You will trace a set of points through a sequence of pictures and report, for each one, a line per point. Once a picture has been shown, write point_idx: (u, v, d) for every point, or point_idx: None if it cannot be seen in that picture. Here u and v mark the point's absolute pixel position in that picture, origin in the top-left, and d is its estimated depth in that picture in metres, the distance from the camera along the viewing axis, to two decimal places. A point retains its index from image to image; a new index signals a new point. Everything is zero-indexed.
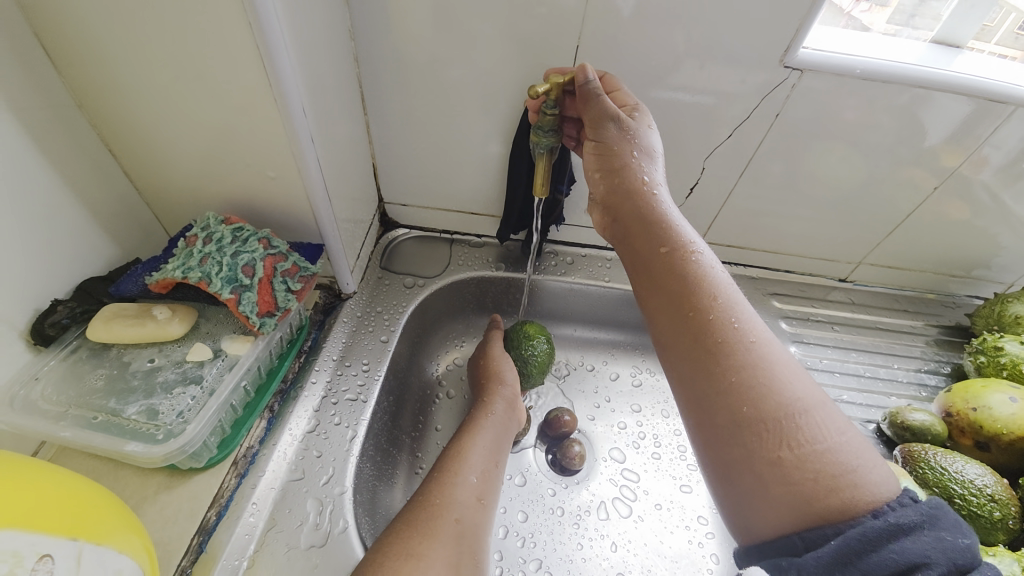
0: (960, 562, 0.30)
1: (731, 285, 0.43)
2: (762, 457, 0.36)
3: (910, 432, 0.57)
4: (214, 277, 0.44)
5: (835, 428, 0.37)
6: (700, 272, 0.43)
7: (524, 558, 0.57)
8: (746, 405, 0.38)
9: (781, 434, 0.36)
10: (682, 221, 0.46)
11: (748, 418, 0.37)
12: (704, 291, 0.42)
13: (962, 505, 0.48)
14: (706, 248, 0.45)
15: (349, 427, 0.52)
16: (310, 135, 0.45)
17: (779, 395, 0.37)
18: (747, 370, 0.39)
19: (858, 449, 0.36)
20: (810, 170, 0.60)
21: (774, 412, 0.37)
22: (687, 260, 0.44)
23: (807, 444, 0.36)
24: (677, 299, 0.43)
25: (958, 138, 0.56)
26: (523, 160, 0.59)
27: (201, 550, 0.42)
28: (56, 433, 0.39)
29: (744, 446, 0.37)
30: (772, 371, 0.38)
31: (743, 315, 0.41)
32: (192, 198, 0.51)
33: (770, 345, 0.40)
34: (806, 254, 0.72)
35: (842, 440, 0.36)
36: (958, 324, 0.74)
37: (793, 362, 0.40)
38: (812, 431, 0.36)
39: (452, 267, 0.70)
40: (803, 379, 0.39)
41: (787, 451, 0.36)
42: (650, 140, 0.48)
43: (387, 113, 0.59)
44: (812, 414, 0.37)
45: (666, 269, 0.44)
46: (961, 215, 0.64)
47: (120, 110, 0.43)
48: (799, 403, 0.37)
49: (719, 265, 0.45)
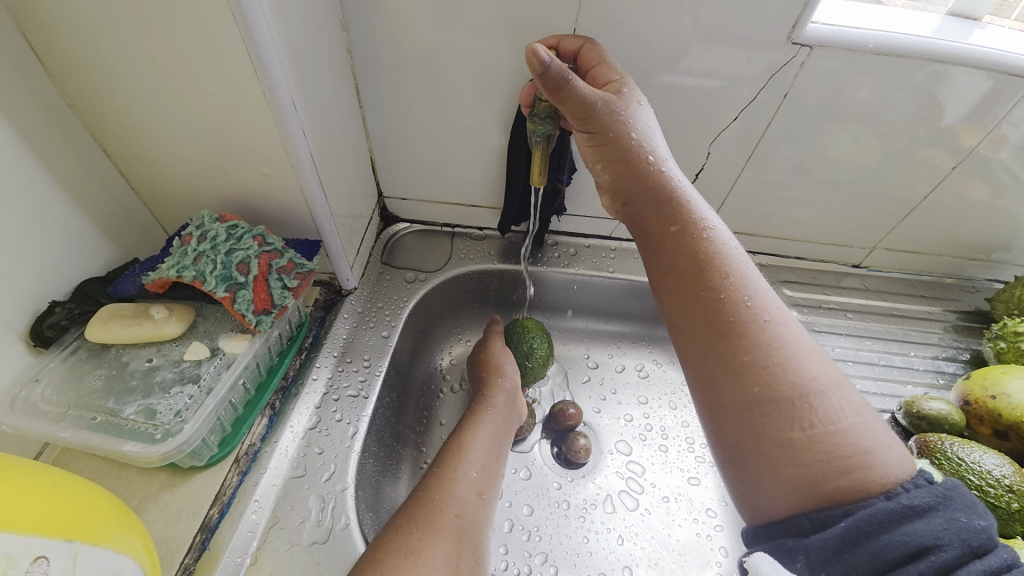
0: (974, 544, 0.29)
1: (745, 263, 0.42)
2: (774, 437, 0.36)
3: (926, 422, 0.55)
4: (208, 275, 0.44)
5: (850, 409, 0.36)
6: (713, 250, 0.42)
7: (529, 552, 0.57)
8: (758, 385, 0.37)
9: (794, 414, 0.36)
10: (695, 198, 0.45)
11: (759, 398, 0.37)
12: (717, 271, 0.41)
13: (979, 497, 0.47)
14: (721, 227, 0.44)
15: (351, 424, 0.52)
16: (301, 129, 0.44)
17: (792, 375, 0.37)
18: (759, 350, 0.38)
19: (873, 430, 0.35)
20: (820, 152, 0.58)
21: (786, 392, 0.37)
22: (700, 238, 0.43)
23: (821, 424, 0.35)
24: (688, 278, 0.42)
25: (976, 116, 0.53)
26: (521, 150, 0.58)
27: (203, 548, 0.42)
28: (55, 434, 0.39)
29: (754, 426, 0.37)
30: (785, 350, 0.38)
31: (757, 295, 0.40)
32: (188, 197, 0.51)
33: (785, 324, 0.40)
34: (817, 240, 0.70)
35: (858, 421, 0.36)
36: (977, 309, 0.71)
37: (809, 342, 0.39)
38: (826, 412, 0.36)
39: (454, 261, 0.69)
40: (819, 360, 0.38)
41: (799, 432, 0.35)
42: (653, 118, 0.46)
43: (383, 105, 0.58)
44: (828, 394, 0.36)
45: (677, 248, 0.44)
46: (980, 196, 0.61)
47: (112, 109, 0.43)
48: (813, 383, 0.37)
49: (732, 243, 0.44)
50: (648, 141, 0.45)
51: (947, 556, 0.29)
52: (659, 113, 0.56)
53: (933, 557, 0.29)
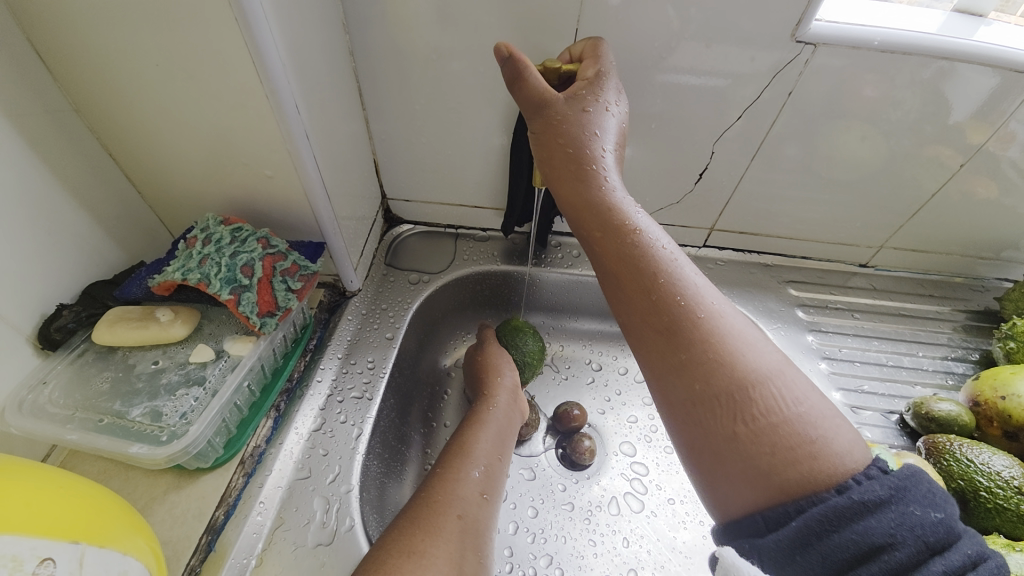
0: (930, 540, 0.30)
1: (677, 258, 0.42)
2: (720, 433, 0.36)
3: (935, 423, 0.55)
4: (213, 278, 0.44)
5: (791, 397, 0.36)
6: (644, 250, 0.42)
7: (534, 554, 0.56)
8: (699, 383, 0.38)
9: (735, 409, 0.36)
10: (627, 199, 0.44)
11: (702, 395, 0.37)
12: (649, 270, 0.41)
13: (987, 498, 0.46)
14: (651, 223, 0.44)
15: (355, 425, 0.52)
16: (304, 131, 0.44)
17: (730, 370, 0.37)
18: (698, 347, 0.38)
19: (818, 417, 0.36)
20: (826, 151, 0.58)
21: (724, 387, 0.37)
22: (633, 238, 0.42)
23: (763, 416, 0.35)
24: (624, 280, 0.42)
25: (984, 112, 0.53)
26: (524, 150, 0.57)
27: (209, 549, 0.42)
28: (62, 436, 0.40)
29: (701, 423, 0.37)
30: (721, 344, 0.38)
31: (690, 290, 0.41)
32: (194, 200, 0.51)
33: (720, 317, 0.40)
34: (823, 240, 0.69)
35: (799, 410, 0.36)
36: (986, 308, 0.70)
37: (747, 333, 0.39)
38: (767, 404, 0.36)
39: (457, 263, 0.69)
40: (757, 350, 0.38)
41: (741, 426, 0.36)
42: (608, 118, 0.44)
43: (386, 107, 0.58)
44: (764, 387, 0.36)
45: (611, 253, 0.43)
46: (988, 194, 0.60)
47: (117, 114, 0.43)
48: (752, 376, 0.37)
49: (665, 237, 0.44)
50: (591, 143, 0.44)
51: (901, 554, 0.30)
52: (662, 113, 0.56)
53: (887, 556, 0.30)
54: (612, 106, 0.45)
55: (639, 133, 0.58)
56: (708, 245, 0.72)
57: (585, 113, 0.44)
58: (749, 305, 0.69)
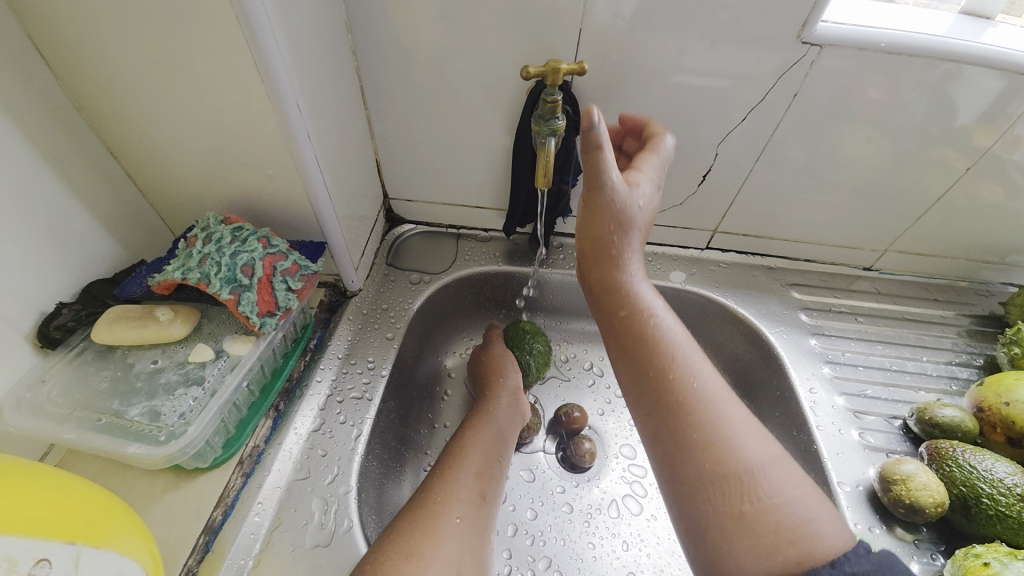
0: None
1: (689, 350, 0.47)
2: (727, 512, 0.38)
3: (939, 429, 0.54)
4: (213, 277, 0.43)
5: (791, 482, 0.39)
6: (662, 334, 0.47)
7: (533, 556, 0.56)
8: (710, 462, 0.40)
9: (742, 489, 0.39)
10: (648, 290, 0.50)
11: (711, 472, 0.40)
12: (666, 352, 0.45)
13: (990, 505, 0.46)
14: (665, 311, 0.49)
15: (354, 426, 0.52)
16: (306, 131, 0.44)
17: (737, 454, 0.40)
18: (708, 428, 0.41)
19: (812, 502, 0.39)
20: (831, 152, 0.57)
21: (730, 466, 0.40)
22: (652, 322, 0.47)
23: (766, 497, 0.38)
24: (644, 353, 0.46)
25: (989, 116, 0.52)
26: (527, 150, 0.57)
27: (206, 549, 0.42)
28: (60, 435, 0.39)
29: (710, 496, 0.39)
30: (728, 429, 0.41)
31: (700, 377, 0.44)
32: (195, 199, 0.51)
33: (727, 404, 0.43)
34: (827, 243, 0.69)
35: (796, 493, 0.39)
36: (991, 313, 0.70)
37: (750, 420, 0.43)
38: (770, 486, 0.39)
39: (459, 263, 0.69)
40: (758, 436, 0.42)
41: (748, 504, 0.38)
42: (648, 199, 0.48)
43: (388, 107, 0.58)
44: (769, 477, 0.39)
45: (635, 326, 0.47)
46: (994, 198, 0.60)
47: (118, 111, 0.43)
48: (756, 461, 0.40)
49: (678, 326, 0.49)
50: (627, 238, 0.48)
51: None
52: (666, 114, 0.55)
53: None
54: (648, 203, 0.48)
55: None
56: (710, 248, 0.72)
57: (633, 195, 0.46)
58: (752, 308, 0.68)
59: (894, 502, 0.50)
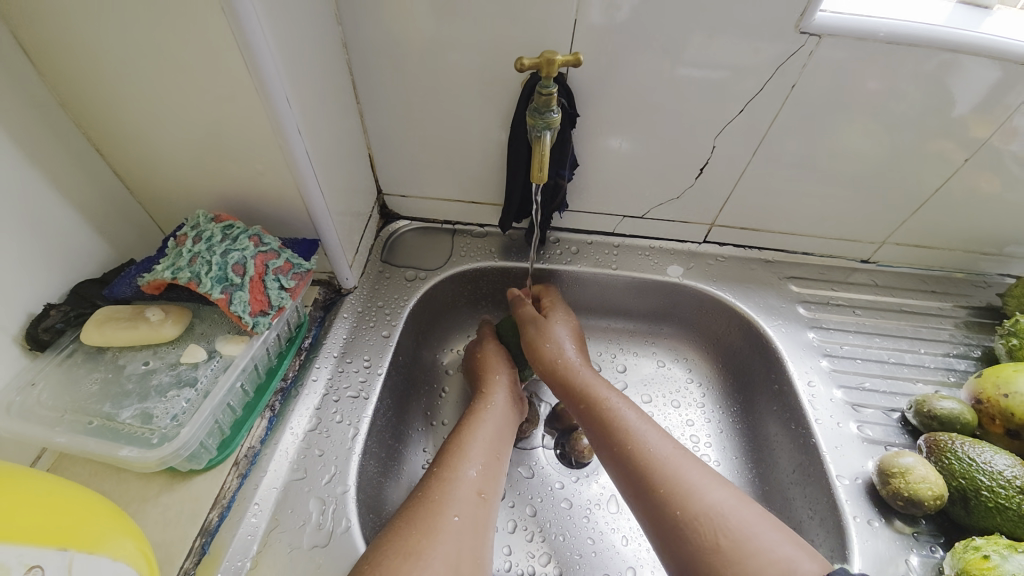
0: None
1: (644, 426, 0.51)
2: (705, 548, 0.41)
3: (937, 421, 0.54)
4: (204, 277, 0.43)
5: (754, 518, 0.42)
6: (619, 421, 0.52)
7: (532, 552, 0.57)
8: (680, 507, 0.44)
9: (712, 525, 0.42)
10: (600, 383, 0.56)
11: (684, 517, 0.43)
12: (627, 443, 0.50)
13: (989, 497, 0.46)
14: (618, 399, 0.54)
15: (351, 425, 0.51)
16: (297, 126, 0.43)
17: (701, 497, 0.44)
18: (671, 480, 0.46)
19: (776, 527, 0.42)
20: (829, 144, 0.57)
21: (697, 511, 0.43)
22: (607, 412, 0.53)
23: (736, 528, 0.42)
24: (612, 450, 0.51)
25: (987, 107, 0.52)
26: (522, 144, 0.56)
27: (203, 552, 0.42)
28: (51, 439, 0.39)
29: (689, 540, 0.42)
30: (688, 479, 0.46)
31: (655, 444, 0.49)
32: (186, 197, 0.50)
33: (685, 461, 0.48)
34: (824, 235, 0.68)
35: (764, 528, 0.42)
36: (988, 304, 0.70)
37: (711, 473, 0.47)
38: (738, 519, 0.42)
39: (454, 259, 0.68)
40: (720, 484, 0.46)
41: (723, 537, 0.41)
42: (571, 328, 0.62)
43: (381, 102, 0.57)
44: (731, 516, 0.43)
45: (596, 423, 0.53)
46: (991, 188, 0.59)
47: (102, 106, 0.42)
48: (718, 503, 0.43)
49: (632, 409, 0.54)
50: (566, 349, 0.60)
51: None
52: (662, 107, 0.55)
53: None
54: (568, 319, 0.63)
55: (639, 128, 0.57)
56: (708, 241, 0.71)
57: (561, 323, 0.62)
58: (750, 301, 0.68)
59: (892, 495, 0.50)
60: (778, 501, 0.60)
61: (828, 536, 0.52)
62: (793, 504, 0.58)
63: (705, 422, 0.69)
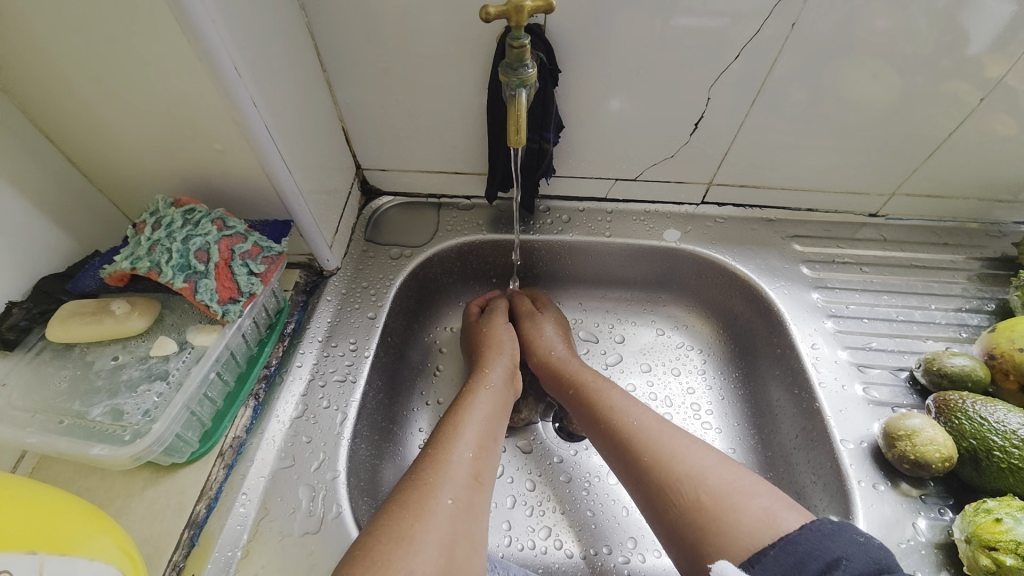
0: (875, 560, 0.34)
1: (628, 399, 0.51)
2: (688, 507, 0.40)
3: (948, 380, 0.52)
4: (164, 265, 0.40)
5: (736, 474, 0.41)
6: (603, 398, 0.51)
7: (533, 527, 0.56)
8: (663, 471, 0.43)
9: (693, 483, 0.41)
10: (585, 366, 0.56)
11: (666, 479, 0.42)
12: (611, 416, 0.49)
13: (1002, 458, 0.44)
14: (604, 379, 0.54)
15: (339, 410, 0.50)
16: (251, 98, 0.40)
17: (682, 459, 0.43)
18: (653, 445, 0.45)
19: (758, 482, 0.41)
20: (832, 91, 0.52)
21: (680, 473, 0.42)
22: (591, 389, 0.53)
23: (717, 484, 0.40)
24: (598, 427, 0.50)
25: (1006, 39, 0.47)
26: (501, 106, 0.52)
27: (192, 544, 0.41)
28: (24, 439, 0.37)
29: (673, 501, 0.41)
30: (670, 443, 0.45)
31: (639, 414, 0.48)
32: (148, 183, 0.47)
33: (669, 427, 0.47)
34: (829, 190, 0.65)
35: (746, 484, 0.40)
36: (1004, 255, 0.66)
37: (694, 437, 0.46)
38: (719, 475, 0.41)
39: (440, 234, 0.65)
40: (704, 446, 0.45)
41: (703, 493, 0.40)
42: (554, 322, 0.63)
43: (347, 69, 0.53)
44: (712, 474, 0.41)
45: (582, 402, 0.53)
46: (1008, 131, 0.55)
47: (41, 88, 0.39)
48: (699, 462, 0.42)
49: (618, 386, 0.53)
50: (549, 339, 0.60)
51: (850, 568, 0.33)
52: (651, 57, 0.50)
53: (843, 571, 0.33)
54: (551, 315, 0.64)
55: (625, 82, 0.53)
56: (706, 202, 0.68)
57: (542, 318, 0.63)
58: (750, 264, 0.65)
59: (898, 458, 0.48)
60: (781, 467, 0.58)
61: (832, 501, 0.51)
62: (797, 469, 0.56)
63: (706, 390, 0.67)
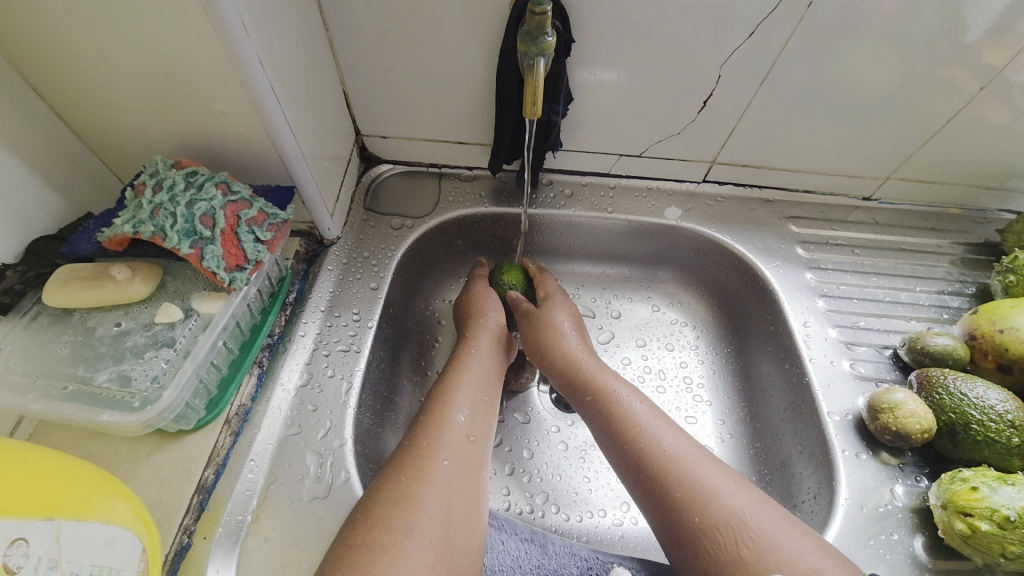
0: None
1: (656, 423, 0.48)
2: (725, 559, 0.39)
3: (930, 358, 0.55)
4: (169, 230, 0.39)
5: (776, 525, 0.40)
6: (630, 418, 0.48)
7: (531, 492, 0.58)
8: (697, 515, 0.41)
9: (733, 534, 0.40)
10: (607, 375, 0.53)
11: (702, 525, 0.41)
12: (639, 441, 0.47)
13: (978, 431, 0.47)
14: (629, 394, 0.51)
15: (344, 380, 0.50)
16: (255, 56, 0.38)
17: (719, 503, 0.41)
18: (687, 483, 0.43)
19: (795, 531, 0.40)
20: (839, 73, 0.52)
21: (716, 518, 0.41)
22: (616, 406, 0.50)
23: (759, 537, 0.39)
24: (621, 448, 0.48)
25: (1001, 31, 0.48)
26: (512, 74, 0.51)
27: (201, 508, 0.41)
28: (26, 406, 0.37)
29: (707, 549, 0.40)
30: (706, 482, 0.43)
31: (670, 442, 0.46)
32: (143, 142, 0.45)
33: (704, 462, 0.45)
34: (828, 171, 0.66)
35: (788, 538, 0.39)
36: (986, 241, 0.69)
37: (728, 474, 0.44)
38: (760, 526, 0.40)
39: (442, 205, 0.65)
40: (740, 485, 0.43)
41: (745, 549, 0.39)
42: (568, 319, 0.59)
43: (349, 28, 0.50)
44: (753, 523, 0.40)
45: (604, 416, 0.50)
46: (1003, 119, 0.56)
47: (25, 35, 0.36)
48: (738, 508, 0.41)
49: (644, 403, 0.50)
50: (565, 339, 0.57)
51: None
52: (664, 30, 0.49)
53: None
54: (564, 310, 0.60)
55: (636, 55, 0.52)
56: (707, 181, 0.68)
57: (556, 314, 0.59)
58: (748, 244, 0.66)
59: (881, 429, 0.51)
60: (767, 438, 0.61)
61: (816, 470, 0.54)
62: (782, 440, 0.59)
63: (698, 364, 0.69)
